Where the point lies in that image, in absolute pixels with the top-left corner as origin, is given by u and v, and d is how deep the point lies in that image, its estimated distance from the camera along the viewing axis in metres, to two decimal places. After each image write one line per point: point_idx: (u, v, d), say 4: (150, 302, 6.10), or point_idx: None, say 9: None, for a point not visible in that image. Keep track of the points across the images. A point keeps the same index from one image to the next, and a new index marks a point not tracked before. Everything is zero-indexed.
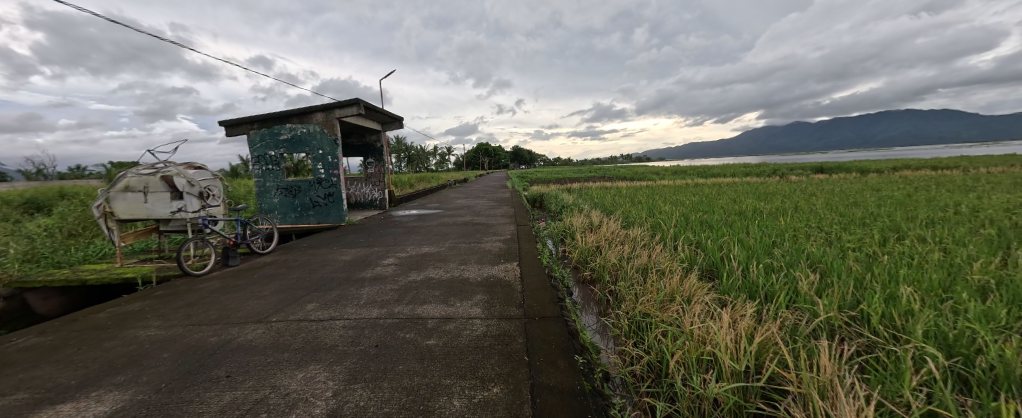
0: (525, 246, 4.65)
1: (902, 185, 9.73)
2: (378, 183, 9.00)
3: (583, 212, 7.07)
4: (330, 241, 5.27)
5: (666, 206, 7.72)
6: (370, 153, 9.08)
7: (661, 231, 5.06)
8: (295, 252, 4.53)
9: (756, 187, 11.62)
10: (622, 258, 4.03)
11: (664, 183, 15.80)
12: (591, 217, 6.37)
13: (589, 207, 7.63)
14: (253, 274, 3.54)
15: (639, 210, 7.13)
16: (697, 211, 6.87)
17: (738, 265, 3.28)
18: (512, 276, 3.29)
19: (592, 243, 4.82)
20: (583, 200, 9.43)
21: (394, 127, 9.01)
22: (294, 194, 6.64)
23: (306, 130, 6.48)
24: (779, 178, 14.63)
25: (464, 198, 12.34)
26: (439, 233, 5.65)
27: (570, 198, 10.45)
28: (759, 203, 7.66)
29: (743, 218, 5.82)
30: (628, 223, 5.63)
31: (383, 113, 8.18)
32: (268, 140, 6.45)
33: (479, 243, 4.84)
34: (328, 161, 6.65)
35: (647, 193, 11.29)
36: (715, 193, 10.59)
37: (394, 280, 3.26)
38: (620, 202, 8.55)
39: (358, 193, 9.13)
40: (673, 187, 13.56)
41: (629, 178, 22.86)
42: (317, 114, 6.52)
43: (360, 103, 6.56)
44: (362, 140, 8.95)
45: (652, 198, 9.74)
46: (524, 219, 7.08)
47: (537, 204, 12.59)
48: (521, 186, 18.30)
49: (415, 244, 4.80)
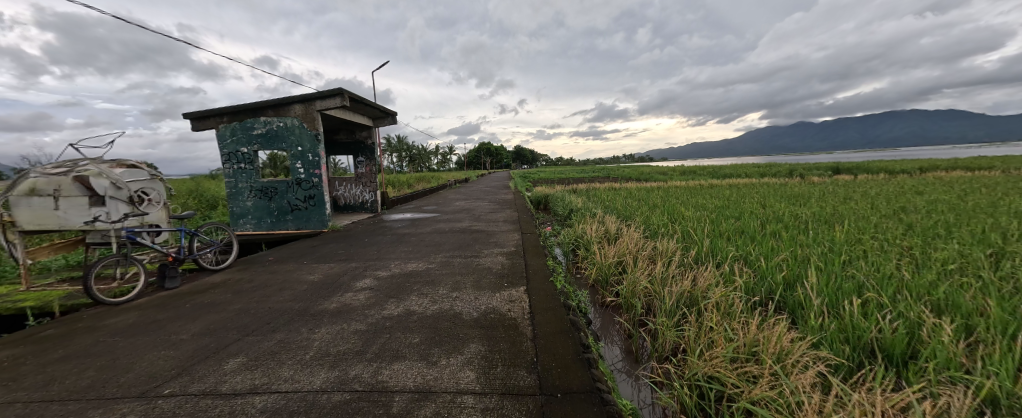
0: (533, 261, 3.87)
1: (942, 188, 8.88)
2: (369, 184, 8.24)
3: (597, 218, 6.26)
4: (304, 252, 4.49)
5: (688, 211, 6.90)
6: (360, 151, 8.32)
7: (694, 243, 4.26)
8: (256, 268, 3.76)
9: (779, 189, 10.75)
10: (654, 279, 3.24)
11: (675, 184, 14.97)
12: (607, 224, 5.57)
13: (602, 212, 6.84)
14: (186, 303, 2.76)
15: (660, 215, 6.33)
16: (727, 217, 6.05)
17: (819, 298, 2.48)
18: (519, 310, 2.51)
19: (614, 258, 4.03)
20: (593, 203, 8.64)
21: (386, 123, 8.23)
22: (271, 197, 5.88)
23: (283, 124, 5.73)
24: (799, 179, 13.74)
25: (464, 199, 11.57)
26: (432, 243, 4.87)
27: (577, 200, 9.67)
28: (793, 208, 6.81)
29: (785, 227, 5.02)
30: (652, 233, 4.82)
31: (373, 106, 7.40)
32: (240, 135, 5.70)
33: (478, 257, 4.05)
34: (308, 159, 5.89)
35: (661, 195, 10.47)
36: (734, 195, 9.76)
37: (363, 314, 2.47)
38: (635, 207, 7.75)
39: (347, 195, 8.38)
40: (686, 188, 12.71)
41: (636, 179, 21.97)
42: (295, 106, 5.75)
43: (344, 94, 5.79)
44: (351, 137, 8.19)
45: (669, 200, 8.92)
46: (530, 225, 6.30)
47: (542, 206, 11.81)
48: (524, 187, 17.49)
49: (402, 258, 4.03)
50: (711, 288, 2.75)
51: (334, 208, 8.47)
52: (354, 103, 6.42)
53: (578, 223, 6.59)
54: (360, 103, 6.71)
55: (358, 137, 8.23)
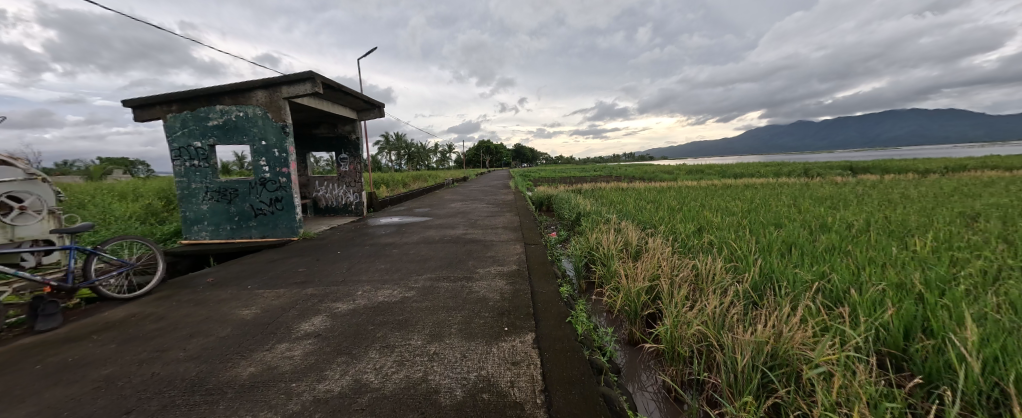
0: (543, 288, 2.99)
1: (987, 189, 8.05)
2: (353, 184, 7.37)
3: (612, 226, 5.37)
4: (254, 270, 3.61)
5: (715, 217, 6.04)
6: (343, 147, 7.44)
7: (743, 263, 3.40)
8: (179, 296, 2.87)
9: (805, 189, 9.87)
10: (711, 321, 2.37)
11: (685, 184, 14.10)
12: (626, 234, 4.70)
13: (616, 218, 5.96)
14: (39, 361, 1.89)
15: (685, 223, 5.46)
16: (764, 225, 5.18)
17: (991, 370, 1.61)
18: (526, 384, 1.64)
19: (645, 282, 3.16)
20: (604, 206, 7.79)
21: (373, 115, 7.36)
22: (230, 200, 5.02)
23: (243, 113, 4.86)
24: (818, 179, 12.89)
25: (461, 201, 10.71)
26: (416, 259, 3.99)
27: (585, 202, 8.81)
28: (837, 213, 5.92)
29: (845, 239, 4.15)
30: (685, 248, 3.95)
31: (356, 97, 6.51)
32: (192, 126, 4.82)
33: (471, 280, 3.18)
34: (274, 155, 5.01)
35: (676, 197, 9.59)
36: (757, 197, 8.90)
37: (287, 390, 1.60)
38: (651, 211, 6.88)
39: (328, 196, 7.50)
40: (701, 189, 11.82)
41: (643, 178, 21.11)
42: (257, 92, 4.86)
43: (317, 80, 4.90)
44: (332, 131, 7.29)
45: (687, 203, 8.06)
46: (534, 233, 5.45)
47: (544, 208, 10.96)
48: (525, 186, 16.61)
49: (374, 282, 3.15)
50: (808, 344, 1.88)
51: (314, 210, 7.56)
52: (330, 90, 5.54)
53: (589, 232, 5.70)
54: (339, 92, 5.83)
55: (340, 131, 7.34)
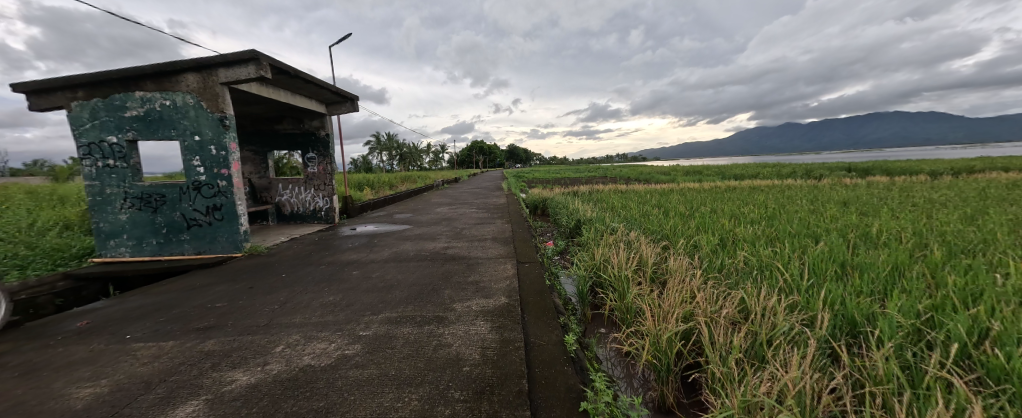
0: (540, 337, 2.15)
1: (1016, 192, 7.48)
2: (322, 187, 6.48)
3: (621, 239, 4.55)
4: (155, 305, 2.70)
5: (735, 225, 5.27)
6: (310, 145, 6.51)
7: (804, 296, 2.59)
8: (9, 358, 1.97)
9: (818, 192, 9.20)
10: (800, 404, 1.54)
11: (687, 186, 13.41)
12: (640, 252, 3.87)
13: (624, 227, 5.14)
14: None
15: (705, 234, 4.66)
16: (800, 237, 4.40)
17: None
18: None
19: (679, 324, 2.33)
20: (605, 211, 7.01)
21: (345, 110, 6.46)
22: (155, 208, 4.09)
23: (170, 102, 3.95)
24: (825, 181, 12.34)
25: (449, 205, 9.85)
26: (377, 285, 3.11)
27: (583, 206, 8.02)
28: (873, 221, 5.20)
29: (908, 256, 3.39)
30: (720, 272, 3.12)
31: (322, 87, 5.62)
32: (105, 117, 3.90)
33: (443, 323, 2.32)
34: (210, 153, 4.09)
35: (681, 200, 8.86)
36: (769, 201, 8.21)
37: None
38: (661, 218, 6.10)
39: (294, 201, 6.58)
40: (705, 191, 11.12)
41: (639, 179, 20.43)
42: (187, 76, 3.95)
43: (263, 62, 4.01)
44: (297, 127, 6.37)
45: (696, 208, 7.31)
46: (528, 246, 4.62)
47: (539, 213, 10.13)
48: (518, 188, 15.78)
49: (306, 327, 2.26)
50: None
51: (277, 217, 6.62)
52: (284, 77, 4.63)
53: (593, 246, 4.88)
54: (297, 79, 4.93)
55: (306, 127, 6.42)
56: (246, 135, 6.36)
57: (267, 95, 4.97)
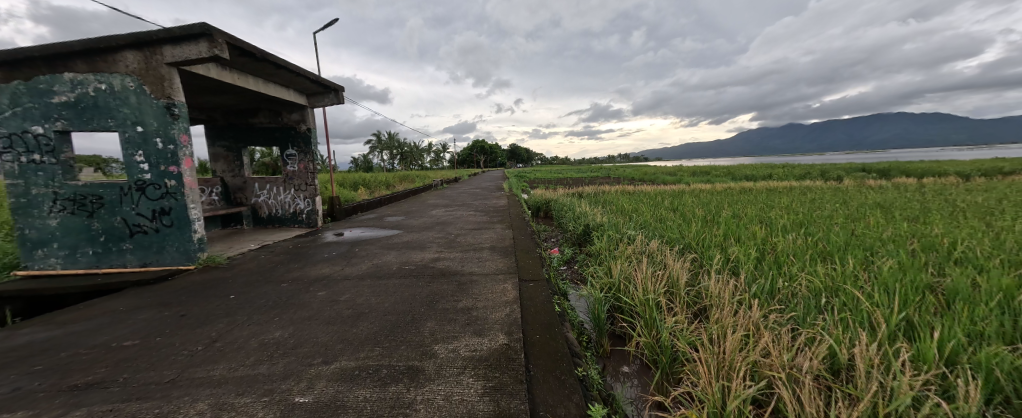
0: (555, 409, 1.48)
1: None
2: (303, 187, 5.86)
3: (641, 251, 3.87)
4: (44, 344, 2.05)
5: (768, 233, 4.61)
6: (290, 140, 5.86)
7: (909, 340, 1.92)
8: None
9: (844, 195, 8.51)
10: None
11: (697, 187, 12.74)
12: (669, 268, 3.21)
13: (642, 236, 4.47)
14: None
15: (740, 245, 3.98)
16: (852, 249, 3.73)
17: None
18: None
19: (748, 384, 1.66)
20: (616, 215, 6.37)
21: (328, 101, 5.83)
22: (91, 212, 3.45)
23: (106, 85, 3.31)
24: (845, 182, 11.64)
25: (446, 207, 9.21)
26: (343, 313, 2.45)
27: (591, 209, 7.34)
28: (927, 228, 4.53)
29: (1006, 276, 2.72)
30: (779, 301, 2.45)
31: (299, 75, 4.99)
32: (27, 104, 3.26)
33: (416, 381, 1.66)
34: (155, 147, 3.45)
35: (696, 203, 8.19)
36: (793, 203, 7.54)
37: None
38: (680, 225, 5.44)
39: (271, 202, 5.93)
40: (719, 193, 10.43)
41: (644, 180, 19.77)
42: (126, 54, 3.31)
43: (218, 38, 3.37)
44: (275, 120, 5.74)
45: (715, 212, 6.66)
46: (531, 258, 3.98)
47: (542, 215, 9.48)
48: (520, 188, 15.13)
49: (224, 387, 1.60)
50: None
51: (254, 221, 5.98)
52: (248, 58, 3.98)
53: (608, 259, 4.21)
54: (267, 63, 4.30)
55: (285, 120, 5.78)
56: (218, 129, 5.73)
57: (229, 77, 4.37)
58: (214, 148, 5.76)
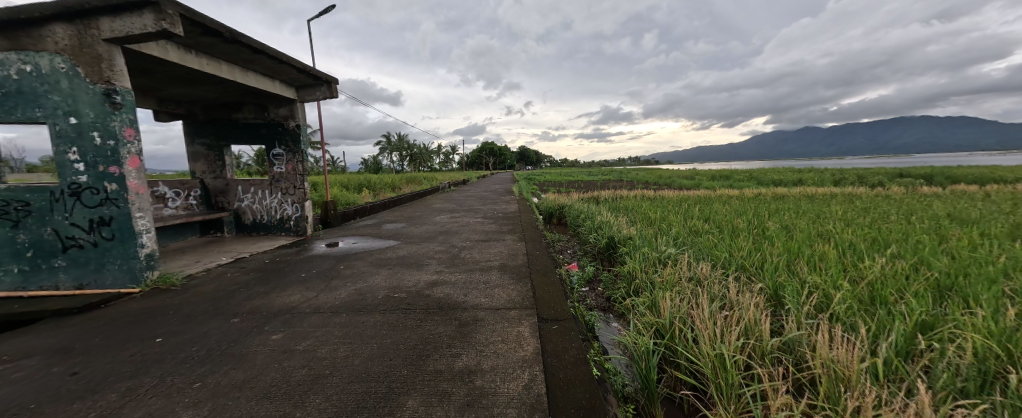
0: None
1: None
2: (292, 191, 5.25)
3: (690, 278, 3.08)
4: None
5: (840, 255, 3.76)
6: (277, 138, 5.23)
7: None
8: None
9: (901, 205, 7.51)
10: None
11: (724, 193, 11.78)
12: (739, 309, 2.41)
13: (684, 255, 3.68)
14: None
15: (815, 272, 3.16)
16: (970, 281, 2.87)
17: None
18: None
19: None
20: (643, 226, 5.57)
21: (319, 94, 5.20)
22: (15, 222, 2.82)
23: (32, 67, 2.70)
24: (892, 190, 10.53)
25: (452, 212, 8.53)
26: (293, 376, 1.74)
27: (613, 218, 6.55)
28: None
29: None
30: (935, 381, 1.64)
31: (285, 64, 4.36)
32: None
33: None
34: (91, 143, 2.80)
35: (731, 212, 7.32)
36: (846, 214, 6.62)
37: None
38: (724, 240, 4.60)
39: (256, 207, 5.32)
40: (751, 201, 9.49)
41: (660, 184, 18.78)
42: (57, 28, 2.70)
43: (167, 9, 2.72)
44: (261, 116, 5.13)
45: (759, 225, 5.80)
46: (551, 283, 3.22)
47: (556, 222, 8.71)
48: (531, 192, 14.40)
49: None
50: None
51: (237, 227, 5.37)
52: (214, 38, 3.32)
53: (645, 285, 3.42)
54: (241, 47, 3.66)
55: (272, 116, 5.16)
56: (199, 125, 5.15)
57: (196, 65, 3.61)
58: (194, 146, 5.18)
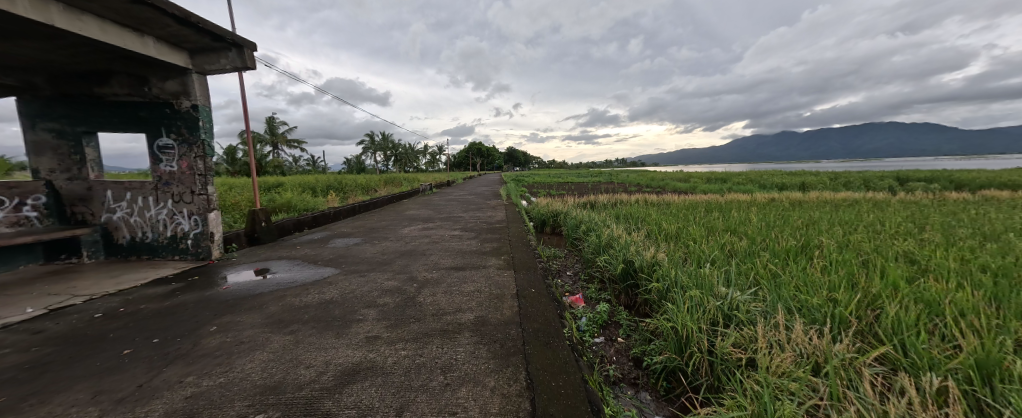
0: None
1: None
2: (187, 197, 3.78)
3: (804, 367, 1.75)
4: None
5: (994, 305, 2.48)
6: (163, 123, 3.70)
7: None
8: None
9: (954, 215, 6.44)
10: None
11: (732, 198, 10.65)
12: None
13: (763, 306, 2.36)
14: None
15: (1007, 350, 1.85)
16: None
17: None
18: None
19: None
20: (669, 246, 4.26)
21: (225, 62, 3.71)
22: None
23: None
24: (915, 194, 9.63)
25: (427, 222, 7.05)
26: None
27: (625, 231, 5.24)
28: None
29: None
30: None
31: (149, 8, 2.86)
32: None
33: None
34: None
35: (761, 224, 6.11)
36: (902, 227, 5.47)
37: None
38: (788, 271, 3.33)
39: (132, 221, 3.77)
40: (772, 207, 8.36)
41: (656, 187, 17.78)
42: None
43: None
44: (138, 91, 3.62)
45: (810, 243, 4.57)
46: (561, 368, 1.85)
47: (550, 233, 7.36)
48: (520, 195, 13.07)
49: None
50: None
51: (108, 249, 3.81)
52: None
53: (713, 364, 2.07)
54: None
55: (155, 92, 3.65)
56: (42, 103, 3.59)
57: None
58: (34, 134, 3.61)
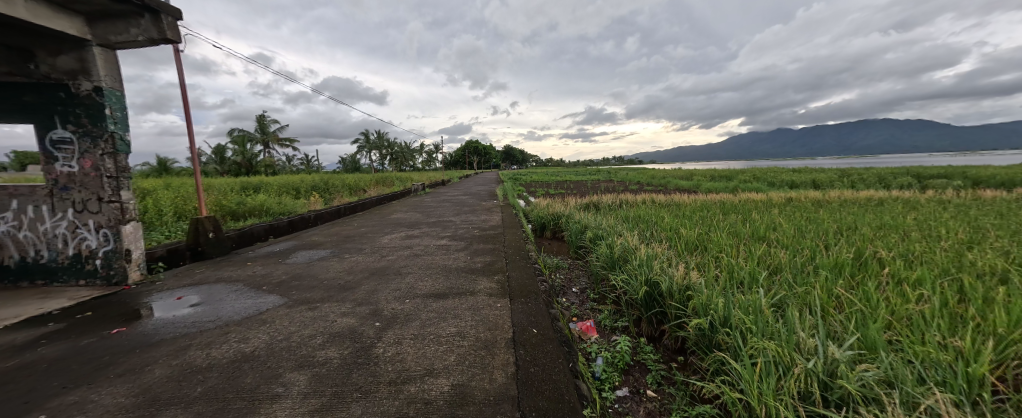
0: None
1: None
2: (90, 205, 2.96)
3: None
4: None
5: None
6: (56, 110, 2.88)
7: None
8: None
9: (1007, 217, 5.68)
10: None
11: (744, 197, 9.89)
12: None
13: (879, 372, 1.58)
14: None
15: None
16: None
17: None
18: None
19: None
20: (699, 263, 3.48)
21: (135, 33, 2.92)
22: None
23: None
24: (942, 192, 8.93)
25: (412, 228, 6.23)
26: None
27: (640, 240, 4.44)
28: None
29: None
30: None
31: None
32: None
33: None
34: None
35: (792, 228, 5.32)
36: (960, 232, 4.70)
37: None
38: (865, 299, 2.56)
39: (22, 237, 2.96)
40: (794, 208, 7.59)
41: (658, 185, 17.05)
42: None
43: None
44: (19, 69, 2.80)
45: (864, 255, 3.80)
46: None
47: (550, 238, 6.56)
48: (517, 195, 12.25)
49: None
50: None
51: None
52: None
53: None
54: None
55: (43, 71, 2.83)
56: None
57: None
58: None
